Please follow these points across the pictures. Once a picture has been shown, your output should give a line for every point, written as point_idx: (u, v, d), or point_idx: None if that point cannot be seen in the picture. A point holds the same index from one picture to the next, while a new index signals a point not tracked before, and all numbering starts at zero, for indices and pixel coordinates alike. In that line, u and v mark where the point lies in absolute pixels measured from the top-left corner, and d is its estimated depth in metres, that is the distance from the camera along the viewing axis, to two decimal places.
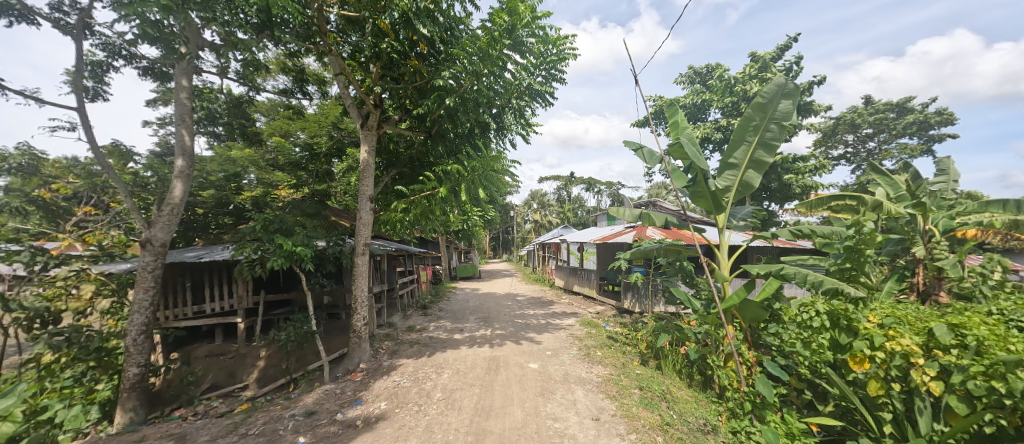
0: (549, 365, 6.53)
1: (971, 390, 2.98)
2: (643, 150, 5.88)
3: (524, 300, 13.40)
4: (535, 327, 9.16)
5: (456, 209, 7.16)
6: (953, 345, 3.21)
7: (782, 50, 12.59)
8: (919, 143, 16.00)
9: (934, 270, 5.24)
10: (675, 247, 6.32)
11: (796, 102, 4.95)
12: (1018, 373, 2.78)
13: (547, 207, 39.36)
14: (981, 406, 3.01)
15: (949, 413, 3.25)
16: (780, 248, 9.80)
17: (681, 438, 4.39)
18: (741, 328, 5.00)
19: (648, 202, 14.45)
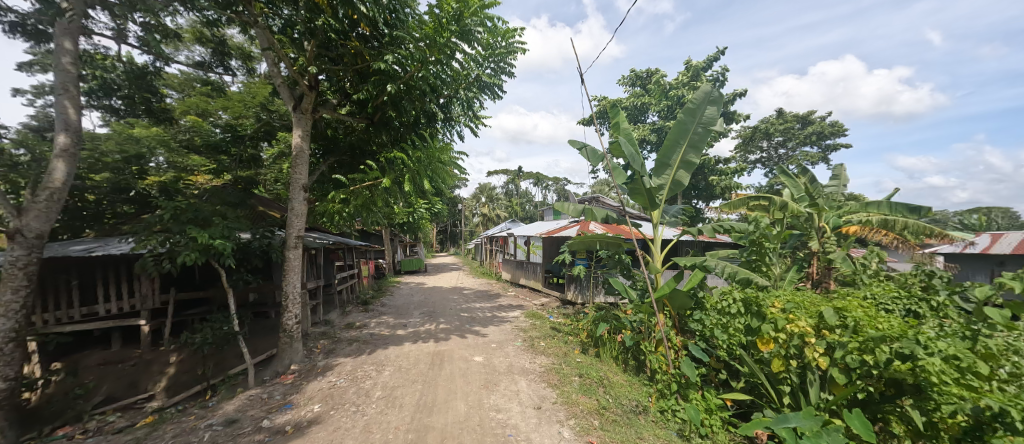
0: (493, 357, 6.36)
1: (848, 364, 3.15)
2: (586, 148, 5.88)
3: (471, 293, 13.14)
4: (481, 321, 8.93)
5: (403, 200, 6.70)
6: (837, 325, 3.34)
7: (712, 61, 13.40)
8: (819, 151, 18.14)
9: (828, 261, 5.85)
10: (613, 243, 6.47)
11: (721, 109, 5.07)
12: (884, 347, 2.96)
13: (493, 201, 39.23)
14: (856, 376, 3.18)
15: (833, 384, 3.40)
16: (705, 243, 10.46)
17: (615, 420, 4.32)
18: (671, 315, 5.13)
19: (587, 199, 14.84)
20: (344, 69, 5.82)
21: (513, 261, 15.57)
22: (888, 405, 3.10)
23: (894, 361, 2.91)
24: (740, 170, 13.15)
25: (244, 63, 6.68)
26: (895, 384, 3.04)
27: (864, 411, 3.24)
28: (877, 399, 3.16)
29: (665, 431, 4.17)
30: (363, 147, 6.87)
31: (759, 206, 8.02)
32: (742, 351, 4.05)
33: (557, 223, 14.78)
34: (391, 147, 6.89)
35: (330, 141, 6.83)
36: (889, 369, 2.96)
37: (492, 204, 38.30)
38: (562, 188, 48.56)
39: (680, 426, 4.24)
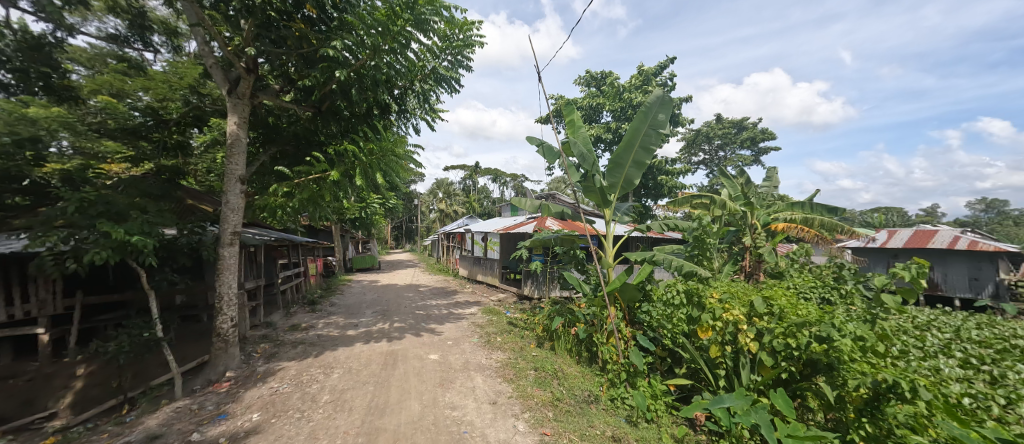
0: (449, 354, 6.27)
1: (774, 347, 3.43)
2: (543, 145, 5.94)
3: (426, 290, 12.87)
4: (437, 318, 8.78)
5: (354, 194, 6.40)
6: (766, 313, 3.62)
7: (662, 66, 14.00)
8: (753, 155, 19.72)
9: (758, 255, 6.39)
10: (568, 239, 6.59)
11: (671, 114, 5.25)
12: (804, 331, 3.24)
13: (450, 196, 38.71)
14: (781, 358, 3.46)
15: (761, 366, 3.68)
16: (653, 239, 11.00)
17: (568, 410, 4.42)
18: (621, 308, 5.33)
19: (543, 196, 15.06)
20: (287, 53, 5.42)
21: (470, 257, 15.46)
22: (806, 382, 3.42)
23: (811, 343, 3.20)
24: (685, 170, 13.93)
25: (169, 40, 6.15)
26: (812, 364, 3.35)
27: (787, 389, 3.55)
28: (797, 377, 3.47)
29: (614, 418, 4.33)
30: (308, 137, 6.44)
31: (701, 204, 8.55)
32: (684, 339, 4.30)
33: (514, 219, 14.86)
34: (340, 138, 6.54)
35: (270, 130, 6.34)
36: (808, 350, 3.24)
37: (449, 200, 37.76)
38: (519, 185, 48.95)
39: (629, 412, 4.42)
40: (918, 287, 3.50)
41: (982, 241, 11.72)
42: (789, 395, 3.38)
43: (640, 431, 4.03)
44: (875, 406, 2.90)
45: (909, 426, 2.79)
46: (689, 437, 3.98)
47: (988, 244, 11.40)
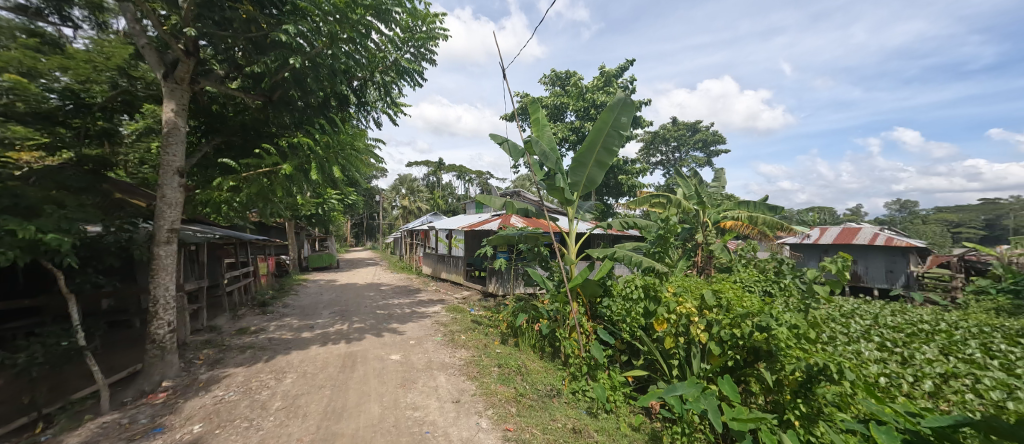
0: (411, 354, 6.13)
1: (721, 336, 3.62)
2: (507, 143, 5.93)
3: (388, 289, 12.52)
4: (399, 318, 8.56)
5: (310, 188, 6.08)
6: (715, 305, 3.81)
7: (623, 68, 14.39)
8: (706, 157, 20.82)
9: (709, 251, 6.76)
10: (532, 236, 6.63)
11: (633, 116, 5.31)
12: (748, 321, 3.44)
13: (414, 193, 37.87)
14: (728, 347, 3.65)
15: (710, 354, 3.88)
16: (614, 236, 11.34)
17: (531, 405, 4.46)
18: (583, 303, 5.45)
19: (508, 193, 15.12)
20: (233, 36, 5.03)
21: (434, 255, 15.22)
22: (748, 368, 3.64)
23: (753, 332, 3.41)
24: (644, 170, 14.45)
25: (93, 14, 5.52)
26: (754, 351, 3.57)
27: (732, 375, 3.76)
28: (742, 364, 3.68)
29: (576, 410, 4.41)
30: (258, 128, 6.04)
31: (659, 203, 8.90)
32: (641, 331, 4.45)
33: (478, 216, 14.78)
34: (294, 130, 6.19)
35: (214, 119, 5.88)
36: (752, 339, 3.45)
37: (412, 196, 36.92)
38: (484, 182, 48.79)
39: (589, 404, 4.52)
40: (844, 279, 3.86)
41: (895, 236, 13.17)
42: (734, 381, 3.59)
43: (600, 422, 4.13)
44: (805, 387, 3.14)
45: (834, 404, 3.05)
46: (645, 425, 4.13)
47: (901, 240, 12.82)
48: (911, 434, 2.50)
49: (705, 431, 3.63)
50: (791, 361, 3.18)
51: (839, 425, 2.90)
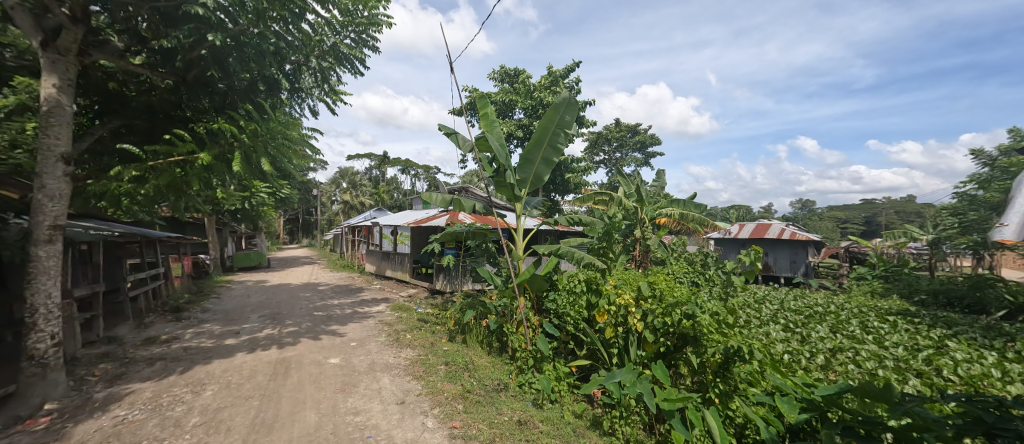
0: (352, 357, 5.82)
1: (655, 325, 3.82)
2: (455, 136, 5.82)
3: (327, 289, 11.78)
4: (339, 319, 8.10)
5: (235, 180, 5.53)
6: (649, 296, 4.01)
7: (570, 69, 14.74)
8: (644, 157, 22.07)
9: (646, 246, 7.18)
10: (480, 232, 6.58)
11: (577, 115, 5.48)
12: (679, 310, 3.67)
13: (356, 187, 36.01)
14: (661, 334, 3.87)
15: (645, 342, 4.08)
16: (559, 232, 11.63)
17: (478, 401, 4.43)
18: (530, 297, 5.52)
19: (456, 188, 14.88)
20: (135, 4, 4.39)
21: (378, 252, 14.61)
22: (678, 353, 3.89)
23: (681, 319, 3.64)
24: (588, 169, 14.97)
25: None
26: (682, 337, 3.82)
27: (664, 360, 4.00)
28: (672, 350, 3.93)
29: (522, 402, 4.46)
30: (168, 111, 5.32)
31: (602, 200, 9.27)
32: (584, 323, 4.59)
33: (425, 212, 14.40)
34: (213, 115, 5.58)
35: (111, 98, 5.09)
36: (681, 326, 3.68)
37: (354, 191, 35.09)
38: (431, 177, 47.72)
39: (535, 396, 4.59)
40: (757, 269, 4.30)
41: (798, 232, 14.98)
42: (665, 365, 3.81)
43: (544, 412, 4.22)
44: (725, 367, 3.42)
45: (748, 380, 3.35)
46: (588, 412, 4.27)
47: (803, 235, 14.61)
48: (807, 402, 2.81)
49: (640, 413, 3.82)
50: (714, 344, 3.44)
51: (750, 398, 3.20)
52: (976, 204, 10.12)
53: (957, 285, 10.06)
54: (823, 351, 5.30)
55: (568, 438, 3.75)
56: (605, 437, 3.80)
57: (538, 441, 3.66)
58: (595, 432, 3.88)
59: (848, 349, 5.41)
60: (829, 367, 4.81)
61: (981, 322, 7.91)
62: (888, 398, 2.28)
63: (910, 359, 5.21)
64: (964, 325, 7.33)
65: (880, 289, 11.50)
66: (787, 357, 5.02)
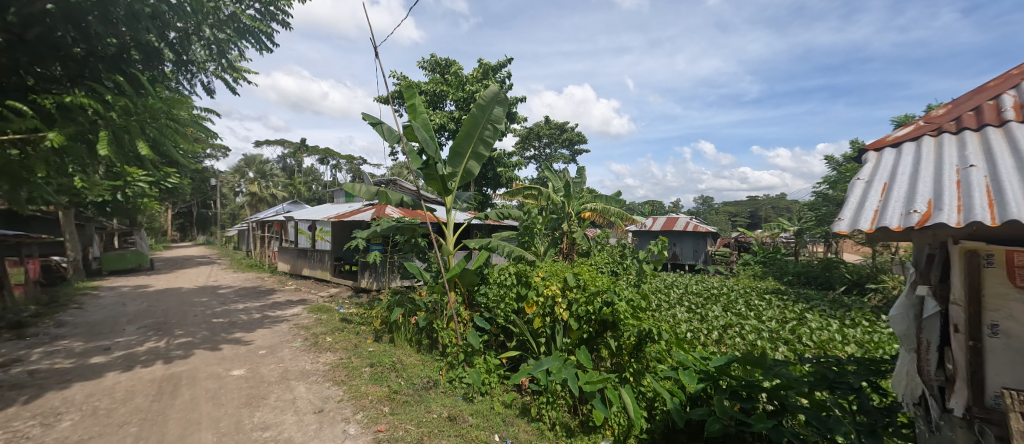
0: (260, 367, 5.22)
1: (580, 313, 3.95)
2: (380, 126, 5.47)
3: (229, 292, 10.45)
4: (245, 325, 7.22)
5: (101, 165, 4.58)
6: (574, 286, 4.15)
7: (502, 63, 14.71)
8: (572, 154, 22.99)
9: (573, 239, 7.48)
10: (408, 227, 6.28)
11: (506, 110, 5.45)
12: (600, 298, 3.84)
13: (266, 177, 32.44)
14: (584, 322, 4.01)
15: (570, 330, 4.22)
16: (490, 226, 11.64)
17: (406, 401, 4.25)
18: (461, 292, 5.46)
19: (382, 181, 14.10)
20: None
21: (292, 249, 13.33)
22: (599, 338, 4.09)
23: (602, 306, 3.85)
24: (519, 164, 15.18)
25: None
26: (603, 323, 4.04)
27: (587, 346, 4.17)
28: (594, 336, 4.13)
29: (452, 398, 4.38)
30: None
31: (532, 195, 9.44)
32: (513, 315, 4.63)
33: (347, 206, 13.44)
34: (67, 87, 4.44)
35: None
36: (602, 312, 3.86)
37: (264, 181, 31.57)
38: (355, 168, 44.77)
39: (465, 390, 4.53)
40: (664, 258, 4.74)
41: (699, 224, 16.86)
42: (588, 351, 4.00)
43: (474, 405, 4.19)
44: (638, 349, 3.68)
45: (657, 358, 3.65)
46: (516, 401, 4.32)
47: (704, 227, 16.47)
48: (704, 373, 3.15)
49: (565, 397, 3.94)
50: (629, 328, 3.69)
51: (659, 374, 3.48)
52: (829, 201, 12.28)
53: (813, 266, 12.17)
54: (716, 328, 6.03)
55: (497, 429, 3.77)
56: (533, 423, 3.88)
57: (468, 435, 3.63)
58: (523, 420, 3.95)
59: (735, 325, 6.22)
60: (721, 341, 5.48)
61: (829, 296, 9.67)
62: (764, 364, 2.70)
63: (780, 329, 6.17)
64: (818, 300, 8.89)
65: (762, 273, 13.46)
66: (688, 334, 5.62)
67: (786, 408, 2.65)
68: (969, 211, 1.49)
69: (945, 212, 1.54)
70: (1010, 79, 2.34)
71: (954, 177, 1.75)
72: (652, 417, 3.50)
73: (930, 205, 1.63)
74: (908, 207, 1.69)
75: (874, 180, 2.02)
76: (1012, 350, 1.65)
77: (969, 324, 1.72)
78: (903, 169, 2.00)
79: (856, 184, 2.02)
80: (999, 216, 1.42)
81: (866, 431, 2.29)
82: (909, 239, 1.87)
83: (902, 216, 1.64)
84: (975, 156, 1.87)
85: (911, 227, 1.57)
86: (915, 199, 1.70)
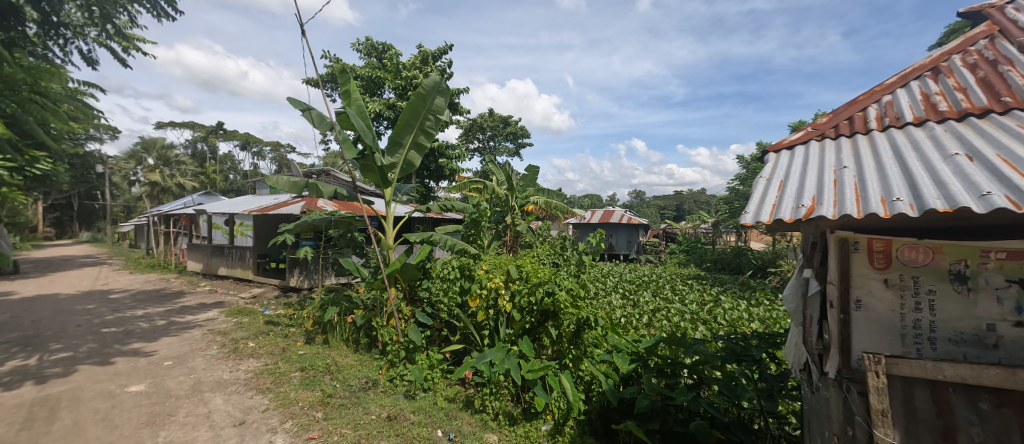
0: (166, 380, 4.60)
1: (523, 304, 3.98)
2: (310, 112, 5.03)
3: (126, 297, 9.08)
4: (145, 335, 6.31)
5: None
6: (517, 278, 4.16)
7: (443, 51, 14.21)
8: (515, 147, 23.12)
9: (516, 232, 7.53)
10: (343, 221, 5.85)
11: (448, 101, 5.22)
12: (542, 288, 3.89)
13: (172, 164, 28.56)
14: (527, 313, 4.04)
15: (512, 321, 4.23)
16: (433, 220, 11.35)
17: (341, 404, 4.00)
18: (402, 288, 5.26)
19: (313, 171, 13.08)
20: None
21: (206, 246, 11.92)
22: (541, 327, 4.10)
23: (544, 296, 3.89)
24: (462, 156, 14.94)
25: None
26: (544, 312, 4.08)
27: (529, 335, 4.21)
28: (536, 325, 4.14)
29: (392, 397, 4.21)
30: None
31: (476, 188, 9.35)
32: (457, 309, 4.53)
33: (273, 198, 12.28)
34: None
35: None
36: (544, 302, 3.92)
37: (169, 169, 27.84)
38: (281, 156, 41.13)
39: (407, 387, 4.38)
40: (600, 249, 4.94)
41: (632, 217, 17.92)
42: (529, 340, 4.02)
43: (416, 403, 4.07)
44: (577, 335, 3.79)
45: (594, 344, 3.76)
46: (460, 394, 4.27)
47: (636, 219, 17.54)
48: (635, 354, 3.35)
49: (508, 387, 3.94)
50: (568, 316, 3.79)
51: (596, 358, 3.64)
52: (740, 195, 13.72)
53: (726, 254, 13.53)
54: (647, 312, 6.45)
55: (439, 424, 3.70)
56: (476, 415, 3.85)
57: (409, 434, 3.51)
58: (466, 412, 3.91)
59: (663, 309, 6.70)
60: (650, 324, 5.87)
61: (739, 279, 10.84)
62: (685, 343, 3.02)
63: (700, 311, 6.78)
64: (730, 283, 9.89)
65: (685, 261, 14.71)
66: (622, 319, 5.94)
67: (703, 381, 2.92)
68: (842, 205, 1.71)
69: (825, 205, 1.75)
70: (874, 95, 2.72)
71: (831, 177, 2.00)
72: (589, 399, 3.60)
73: (814, 200, 1.84)
74: (797, 201, 1.89)
75: (772, 178, 2.24)
76: (870, 321, 1.89)
77: (840, 300, 1.95)
78: (795, 169, 2.25)
79: (759, 181, 2.22)
80: (863, 210, 1.65)
81: (765, 395, 2.72)
82: (797, 230, 2.10)
83: (792, 209, 1.83)
84: (849, 159, 2.16)
85: (799, 219, 1.76)
86: (803, 194, 1.91)
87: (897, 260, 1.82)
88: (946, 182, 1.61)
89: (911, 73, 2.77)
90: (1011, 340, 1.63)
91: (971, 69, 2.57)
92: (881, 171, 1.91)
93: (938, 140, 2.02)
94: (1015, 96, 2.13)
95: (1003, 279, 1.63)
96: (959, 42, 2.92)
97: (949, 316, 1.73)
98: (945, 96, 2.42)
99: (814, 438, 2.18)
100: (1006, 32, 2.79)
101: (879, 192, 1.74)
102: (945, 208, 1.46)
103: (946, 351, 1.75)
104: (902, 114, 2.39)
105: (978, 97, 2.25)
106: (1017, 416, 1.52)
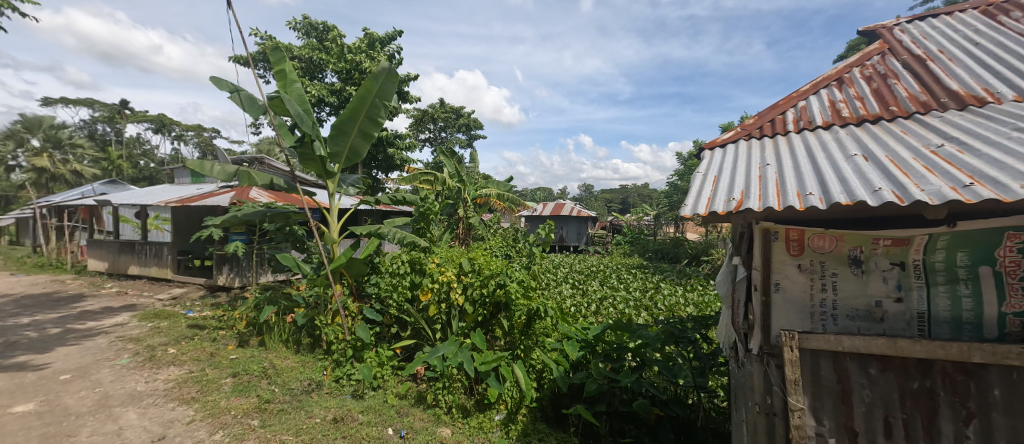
0: (64, 395, 4.02)
1: (476, 296, 3.92)
2: (239, 93, 4.57)
3: (8, 304, 7.78)
4: (34, 346, 5.44)
5: None
6: (469, 270, 4.09)
7: (391, 37, 13.43)
8: (467, 138, 22.79)
9: (468, 224, 7.44)
10: (280, 214, 5.34)
11: (397, 88, 4.92)
12: (495, 280, 3.84)
13: (66, 147, 24.55)
14: (481, 306, 3.99)
15: (464, 314, 4.14)
16: (381, 213, 10.94)
17: (280, 410, 3.75)
18: (348, 283, 5.02)
19: (244, 158, 11.97)
20: None
21: (112, 242, 10.47)
22: (493, 319, 4.04)
23: (496, 288, 3.86)
24: (412, 147, 14.44)
25: None
26: (497, 304, 4.01)
27: (482, 327, 4.14)
28: (488, 317, 4.07)
29: (339, 398, 4.02)
30: None
31: (427, 180, 9.07)
32: (407, 304, 4.40)
33: (195, 188, 11.05)
34: None
35: None
36: (495, 293, 3.88)
37: (61, 153, 24.00)
38: (205, 141, 37.15)
39: (355, 387, 4.19)
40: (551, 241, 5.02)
41: (582, 209, 18.51)
42: (482, 333, 3.97)
43: (365, 402, 3.91)
44: (528, 326, 3.79)
45: (545, 333, 3.82)
46: (412, 390, 4.15)
47: (585, 211, 18.15)
48: (584, 341, 3.46)
49: (461, 380, 3.89)
50: (519, 307, 3.79)
51: (547, 347, 3.71)
52: (679, 190, 14.72)
53: (665, 243, 14.49)
54: (594, 301, 6.73)
55: (390, 422, 3.60)
56: (428, 410, 3.78)
57: (357, 435, 3.37)
58: (419, 408, 3.83)
59: (609, 297, 7.02)
60: (598, 311, 6.14)
61: (677, 268, 11.66)
62: (629, 329, 3.20)
63: (643, 298, 7.19)
64: (669, 271, 10.61)
65: (629, 251, 15.57)
66: (571, 308, 6.16)
67: (645, 363, 3.11)
68: (766, 199, 1.87)
69: (752, 199, 1.90)
70: (791, 100, 3.01)
71: (756, 173, 2.19)
72: (540, 387, 3.69)
73: (743, 194, 2.00)
74: (728, 195, 2.05)
75: (708, 173, 2.41)
76: (787, 302, 2.11)
77: (762, 284, 2.15)
78: (726, 166, 2.43)
79: (696, 177, 2.37)
80: (782, 203, 1.82)
81: (698, 372, 2.97)
82: (729, 222, 2.26)
83: (725, 202, 1.97)
84: (771, 158, 2.37)
85: (731, 211, 1.90)
86: (733, 189, 2.06)
87: (809, 248, 2.04)
88: (847, 179, 1.82)
89: (821, 82, 3.09)
90: (893, 314, 1.89)
91: (867, 81, 2.92)
92: (797, 169, 2.11)
93: (842, 142, 2.29)
94: (899, 106, 2.47)
95: (888, 262, 1.89)
96: (858, 56, 3.31)
97: (847, 294, 1.97)
98: (847, 103, 2.74)
99: (740, 410, 2.38)
100: (893, 50, 3.21)
101: (796, 187, 1.92)
102: (847, 201, 1.65)
103: (845, 325, 1.98)
104: (813, 118, 2.68)
105: (872, 105, 2.58)
106: (896, 378, 1.77)
